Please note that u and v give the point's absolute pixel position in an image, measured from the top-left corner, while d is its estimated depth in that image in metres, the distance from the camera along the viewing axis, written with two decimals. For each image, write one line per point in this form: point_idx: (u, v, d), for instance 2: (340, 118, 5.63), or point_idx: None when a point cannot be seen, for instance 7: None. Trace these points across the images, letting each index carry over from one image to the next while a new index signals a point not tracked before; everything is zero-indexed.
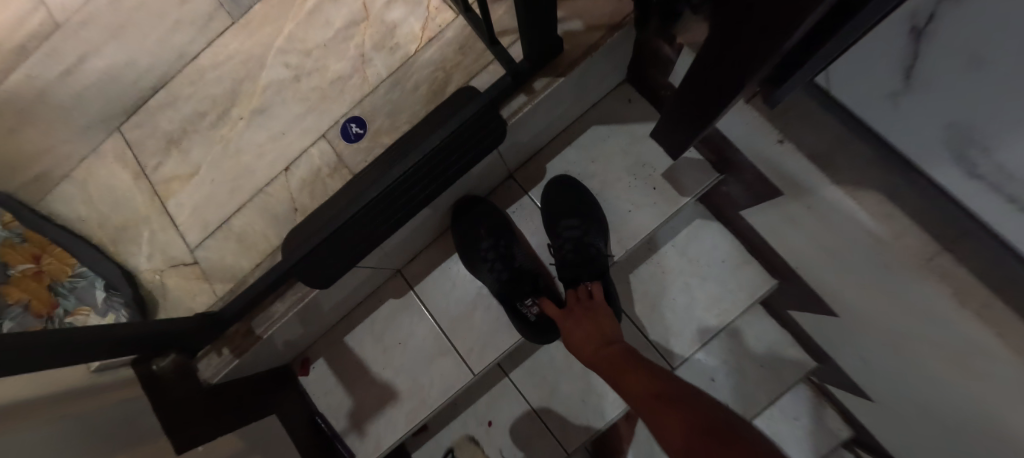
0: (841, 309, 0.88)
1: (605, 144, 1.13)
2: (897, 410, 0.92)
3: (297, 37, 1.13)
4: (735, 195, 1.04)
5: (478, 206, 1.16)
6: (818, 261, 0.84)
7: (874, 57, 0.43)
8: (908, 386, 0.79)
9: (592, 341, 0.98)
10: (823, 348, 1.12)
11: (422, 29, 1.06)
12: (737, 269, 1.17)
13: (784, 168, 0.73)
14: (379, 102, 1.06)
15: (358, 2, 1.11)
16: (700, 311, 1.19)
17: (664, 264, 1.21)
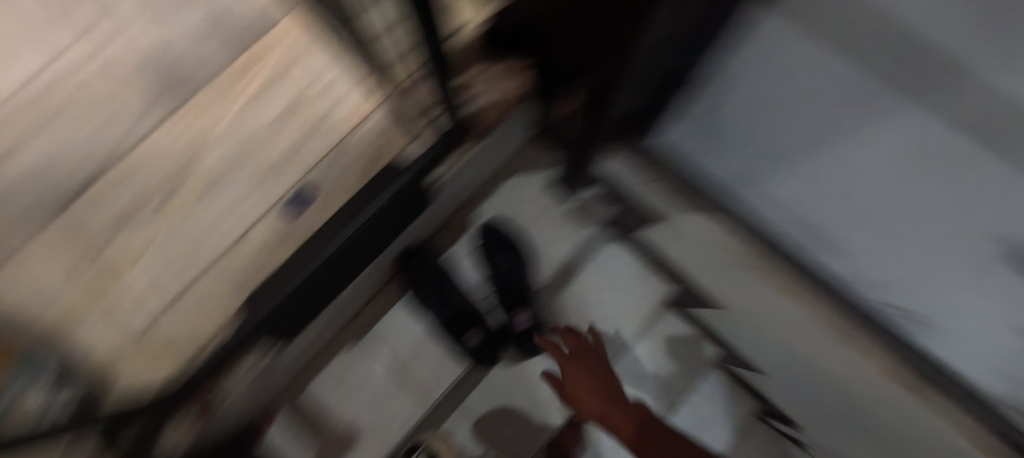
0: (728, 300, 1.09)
1: (520, 194, 1.33)
2: (775, 373, 1.16)
3: (245, 121, 1.08)
4: (627, 220, 1.27)
5: (420, 253, 1.29)
6: (700, 262, 1.03)
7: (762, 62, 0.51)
8: (787, 352, 0.99)
9: (589, 387, 1.11)
10: (722, 335, 1.32)
11: (361, 102, 1.09)
12: (642, 279, 1.39)
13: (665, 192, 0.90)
14: (324, 173, 1.07)
15: (300, 83, 1.09)
16: (617, 320, 1.38)
17: (585, 283, 1.36)
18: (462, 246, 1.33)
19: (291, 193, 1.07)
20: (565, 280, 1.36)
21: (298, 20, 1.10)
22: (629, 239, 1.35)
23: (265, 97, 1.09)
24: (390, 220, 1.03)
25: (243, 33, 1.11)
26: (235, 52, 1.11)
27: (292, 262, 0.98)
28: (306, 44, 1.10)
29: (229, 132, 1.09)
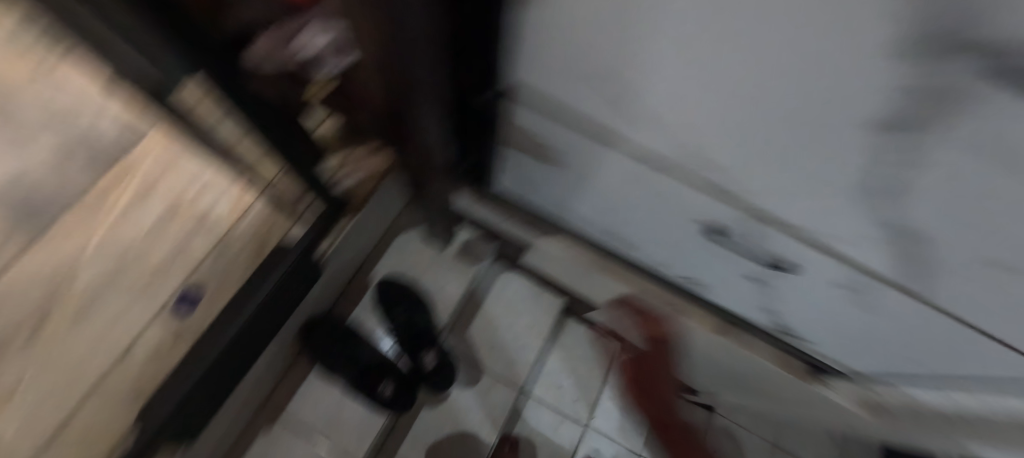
0: (599, 298, 1.29)
1: (410, 247, 1.37)
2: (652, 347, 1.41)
3: (116, 234, 1.04)
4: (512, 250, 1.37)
5: (325, 320, 1.25)
6: (563, 271, 1.23)
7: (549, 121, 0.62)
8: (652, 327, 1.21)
9: (657, 416, 1.52)
10: (617, 332, 1.50)
11: (237, 198, 1.09)
12: (540, 296, 1.48)
13: (515, 228, 1.06)
14: (209, 271, 1.04)
15: (170, 193, 1.08)
16: (525, 339, 1.44)
17: (489, 312, 1.43)
18: (361, 310, 1.29)
19: (173, 298, 1.04)
20: (472, 310, 1.42)
21: (162, 131, 1.10)
22: (521, 265, 1.45)
23: (133, 210, 1.06)
24: (280, 306, 1.02)
25: (100, 150, 1.08)
26: (94, 169, 1.07)
27: (184, 365, 0.95)
28: (173, 154, 1.10)
29: (100, 251, 1.04)
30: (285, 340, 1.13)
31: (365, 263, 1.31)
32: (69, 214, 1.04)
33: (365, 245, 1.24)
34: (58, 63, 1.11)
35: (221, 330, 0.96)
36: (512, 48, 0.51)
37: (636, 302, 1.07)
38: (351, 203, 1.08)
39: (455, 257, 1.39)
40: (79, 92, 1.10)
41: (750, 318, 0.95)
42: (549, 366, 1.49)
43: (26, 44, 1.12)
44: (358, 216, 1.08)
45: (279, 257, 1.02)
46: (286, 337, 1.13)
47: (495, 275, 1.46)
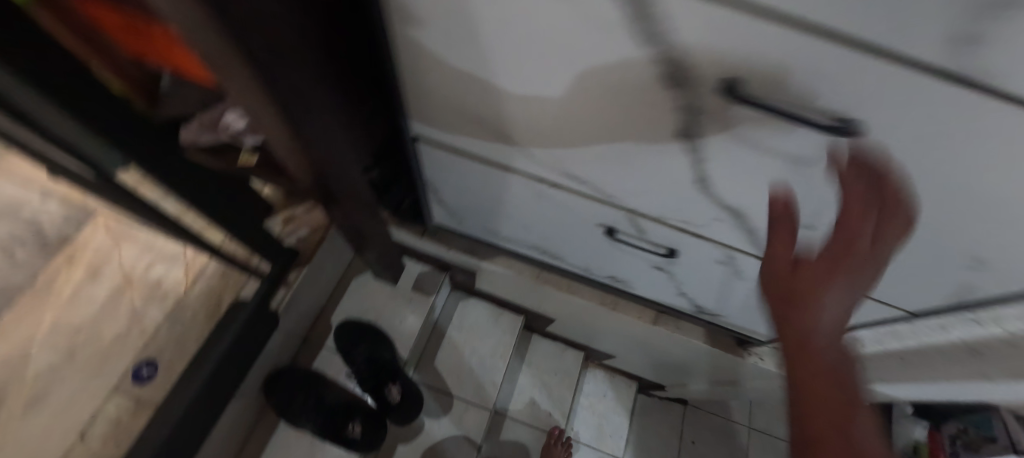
0: (551, 311, 1.39)
1: (368, 285, 1.27)
2: (606, 345, 1.55)
3: (66, 315, 0.96)
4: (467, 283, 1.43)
5: (286, 372, 1.11)
6: (512, 293, 1.35)
7: (464, 132, 0.65)
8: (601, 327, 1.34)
9: None
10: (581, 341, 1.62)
11: (186, 272, 1.01)
12: (500, 319, 1.53)
13: (462, 257, 1.15)
14: (167, 336, 0.94)
15: (118, 272, 1.00)
16: (491, 360, 1.47)
17: (455, 341, 1.48)
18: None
19: (129, 376, 0.91)
20: (437, 341, 1.47)
21: (110, 212, 1.05)
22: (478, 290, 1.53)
23: (87, 290, 0.98)
24: (238, 368, 0.95)
25: (44, 243, 1.02)
26: (40, 262, 1.01)
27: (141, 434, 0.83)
28: (123, 230, 1.04)
29: (52, 337, 0.94)
30: (252, 406, 1.07)
31: (323, 313, 1.23)
32: (15, 310, 0.96)
33: (319, 298, 1.19)
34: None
35: (178, 390, 0.87)
36: (436, 64, 0.53)
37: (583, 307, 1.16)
38: (300, 254, 1.07)
39: (414, 288, 1.28)
40: (25, 180, 1.08)
41: (675, 304, 1.06)
42: (519, 386, 1.63)
43: None
44: (309, 267, 1.06)
45: (234, 313, 0.95)
46: (249, 406, 1.06)
47: (455, 306, 1.53)
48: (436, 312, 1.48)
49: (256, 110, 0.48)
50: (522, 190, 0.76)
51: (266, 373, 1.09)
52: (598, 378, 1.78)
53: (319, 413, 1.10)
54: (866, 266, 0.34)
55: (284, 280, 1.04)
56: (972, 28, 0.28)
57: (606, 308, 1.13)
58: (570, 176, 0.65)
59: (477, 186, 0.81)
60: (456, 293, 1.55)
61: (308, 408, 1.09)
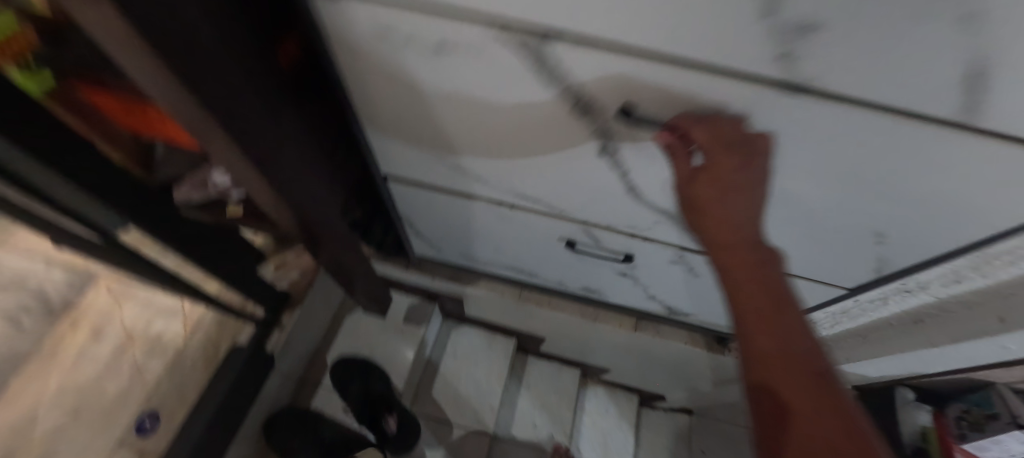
0: (542, 331, 1.41)
1: (360, 323, 1.31)
2: (603, 359, 1.55)
3: (70, 378, 1.00)
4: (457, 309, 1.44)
5: (281, 415, 1.13)
6: (502, 318, 1.38)
7: (427, 165, 0.74)
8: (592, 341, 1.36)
9: None
10: (578, 358, 1.61)
11: (183, 322, 1.06)
12: (492, 343, 1.52)
13: (448, 286, 1.19)
14: (168, 388, 0.98)
15: (119, 331, 1.05)
16: (487, 385, 1.46)
17: (450, 371, 1.46)
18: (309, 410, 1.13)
19: (132, 429, 0.94)
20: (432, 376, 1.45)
21: (109, 276, 1.12)
22: (468, 317, 1.51)
23: (91, 350, 1.03)
24: (237, 410, 0.98)
25: (49, 309, 1.08)
26: (44, 329, 1.06)
27: None
28: (124, 289, 1.10)
29: (59, 398, 0.98)
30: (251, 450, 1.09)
31: (318, 352, 1.27)
32: (23, 376, 1.01)
33: (315, 336, 1.24)
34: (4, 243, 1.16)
35: (179, 436, 0.89)
36: (392, 107, 0.60)
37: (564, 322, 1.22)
38: (292, 296, 1.11)
39: (405, 320, 1.33)
40: (28, 255, 1.16)
41: (648, 310, 1.12)
42: (520, 410, 1.60)
43: None
44: (301, 307, 1.10)
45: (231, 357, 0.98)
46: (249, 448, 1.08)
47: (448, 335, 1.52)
48: (429, 347, 1.46)
49: (237, 165, 0.55)
50: (487, 213, 0.83)
51: (262, 418, 1.11)
52: (600, 394, 1.75)
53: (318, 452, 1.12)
54: (739, 176, 0.48)
55: (278, 322, 1.08)
56: (789, 44, 0.38)
57: (587, 320, 1.18)
58: (525, 195, 0.73)
59: (447, 211, 0.87)
60: (446, 322, 1.53)
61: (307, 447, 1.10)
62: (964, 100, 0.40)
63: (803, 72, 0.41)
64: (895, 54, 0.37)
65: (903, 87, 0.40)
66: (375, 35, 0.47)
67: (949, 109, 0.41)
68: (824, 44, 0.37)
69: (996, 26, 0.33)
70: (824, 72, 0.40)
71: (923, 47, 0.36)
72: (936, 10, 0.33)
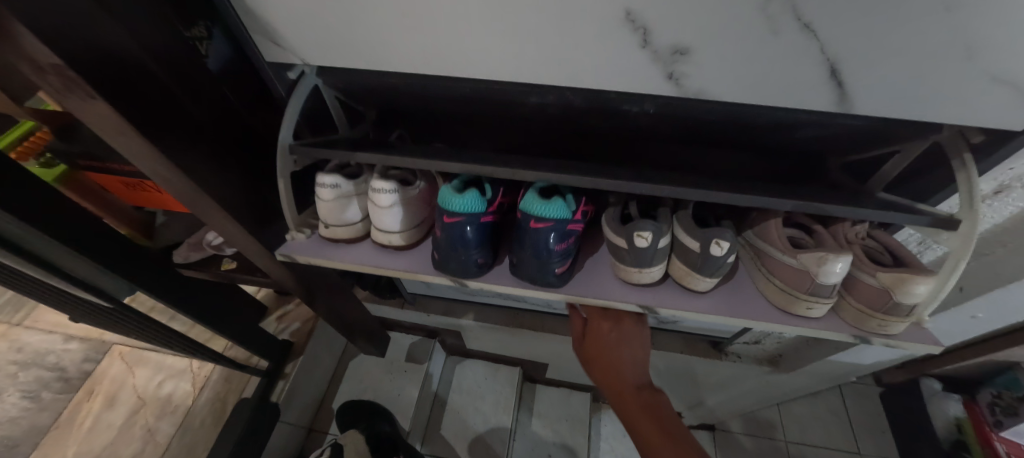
0: (543, 358, 1.35)
1: (362, 367, 1.33)
2: None
3: (84, 445, 1.04)
4: (456, 342, 1.39)
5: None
6: (502, 350, 1.36)
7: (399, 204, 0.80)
8: None
9: None
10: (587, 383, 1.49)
11: (192, 381, 1.11)
12: (497, 373, 1.44)
13: (442, 318, 1.22)
14: (178, 447, 1.01)
15: (133, 394, 1.10)
16: (495, 417, 1.36)
17: (457, 407, 1.38)
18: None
19: None
20: (440, 413, 1.38)
21: (124, 343, 1.19)
22: (470, 349, 1.46)
23: (105, 417, 1.08)
24: None
25: (66, 381, 1.13)
26: (62, 401, 1.11)
27: None
28: (137, 356, 1.17)
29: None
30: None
31: (325, 399, 1.30)
32: (41, 448, 1.04)
33: (319, 383, 1.27)
34: (27, 325, 1.25)
35: None
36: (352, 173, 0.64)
37: (560, 346, 1.20)
38: (294, 346, 1.16)
39: (407, 359, 1.33)
40: (51, 330, 1.24)
41: None
42: (534, 439, 1.42)
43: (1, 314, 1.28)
44: (303, 355, 1.14)
45: (236, 411, 1.02)
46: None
47: (452, 370, 1.46)
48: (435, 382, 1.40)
49: (231, 232, 0.60)
50: None
51: None
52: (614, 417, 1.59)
53: None
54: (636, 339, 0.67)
55: (282, 372, 1.12)
56: (671, 65, 0.45)
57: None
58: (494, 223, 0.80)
59: None
60: (451, 356, 1.48)
61: None
62: (834, 96, 0.45)
63: (691, 87, 0.47)
64: (760, 63, 0.44)
65: (780, 92, 0.46)
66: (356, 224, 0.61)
67: (827, 105, 0.46)
68: (699, 63, 0.44)
69: (826, 28, 0.39)
70: (709, 85, 0.47)
71: (780, 56, 0.43)
72: (773, 24, 0.40)
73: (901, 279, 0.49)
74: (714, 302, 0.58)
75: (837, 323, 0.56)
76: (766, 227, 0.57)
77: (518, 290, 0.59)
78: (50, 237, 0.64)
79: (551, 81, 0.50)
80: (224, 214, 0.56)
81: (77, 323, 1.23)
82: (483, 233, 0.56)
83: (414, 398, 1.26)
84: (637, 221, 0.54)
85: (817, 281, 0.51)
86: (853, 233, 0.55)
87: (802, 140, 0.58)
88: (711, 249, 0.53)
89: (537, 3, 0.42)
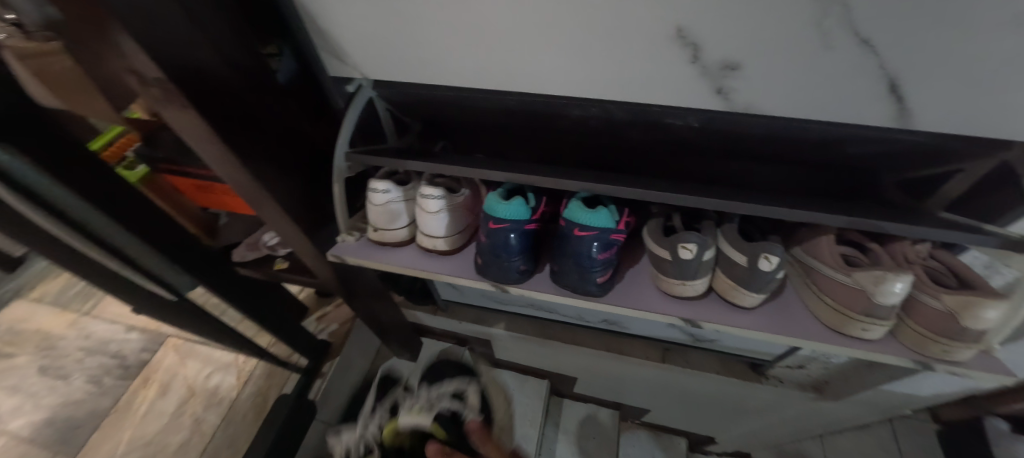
0: (572, 372, 1.32)
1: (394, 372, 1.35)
2: (652, 404, 1.34)
3: (137, 431, 1.10)
4: (486, 351, 1.38)
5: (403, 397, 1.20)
6: (531, 361, 1.35)
7: None
8: (625, 384, 1.26)
9: None
10: (617, 402, 1.43)
11: (237, 375, 1.17)
12: (524, 383, 1.38)
13: (474, 327, 1.23)
14: (221, 438, 1.06)
15: (183, 385, 1.17)
16: (522, 429, 1.28)
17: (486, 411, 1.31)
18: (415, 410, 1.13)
19: None
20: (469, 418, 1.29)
21: (177, 336, 1.26)
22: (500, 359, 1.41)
23: (157, 406, 1.14)
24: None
25: (125, 369, 1.21)
26: (120, 387, 1.18)
27: None
28: (189, 349, 1.24)
29: (130, 450, 1.07)
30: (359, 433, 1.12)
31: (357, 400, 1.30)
32: (100, 431, 1.11)
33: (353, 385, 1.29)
34: (94, 314, 1.35)
35: None
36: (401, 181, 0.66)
37: (592, 360, 1.18)
38: (333, 346, 1.20)
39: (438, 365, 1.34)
40: (113, 320, 1.33)
41: (672, 338, 1.10)
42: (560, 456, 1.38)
43: (74, 303, 1.38)
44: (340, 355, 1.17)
45: (276, 407, 1.05)
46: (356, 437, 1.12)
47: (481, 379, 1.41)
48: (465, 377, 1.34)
49: (288, 233, 0.63)
50: None
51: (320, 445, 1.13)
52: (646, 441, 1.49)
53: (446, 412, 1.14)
54: None
55: (321, 371, 1.16)
56: (720, 80, 0.45)
57: (612, 354, 1.12)
58: None
59: None
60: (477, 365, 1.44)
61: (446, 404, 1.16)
62: (891, 111, 0.44)
63: (739, 101, 0.47)
64: (813, 79, 0.43)
65: (832, 107, 0.45)
66: (403, 228, 0.63)
67: (884, 121, 0.45)
68: (749, 78, 0.45)
69: (884, 44, 0.39)
70: (759, 100, 0.46)
71: (834, 71, 0.42)
72: (828, 39, 0.40)
73: (967, 301, 0.47)
74: (762, 318, 0.57)
75: (893, 345, 0.54)
76: (817, 244, 0.56)
77: (557, 299, 0.59)
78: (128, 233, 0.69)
79: (598, 94, 0.51)
80: (283, 216, 0.60)
81: (137, 314, 1.32)
82: (526, 241, 0.57)
83: None
84: (680, 233, 0.54)
85: (873, 300, 0.50)
86: (913, 252, 0.52)
87: (857, 156, 0.55)
88: (759, 264, 0.52)
89: (590, 20, 0.44)
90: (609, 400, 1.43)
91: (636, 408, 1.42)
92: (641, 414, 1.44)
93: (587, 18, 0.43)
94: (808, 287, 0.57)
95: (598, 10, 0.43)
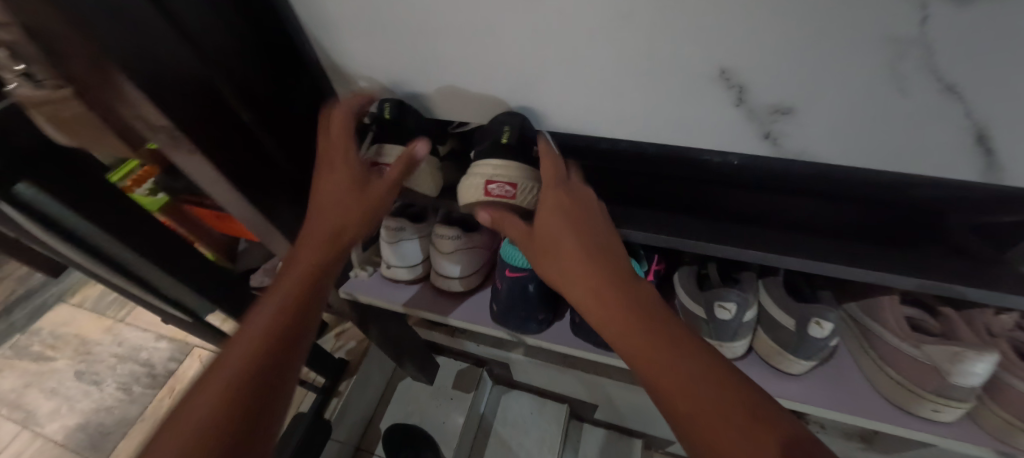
0: (593, 400, 1.24)
1: (411, 390, 1.29)
2: None
3: None
4: (505, 372, 1.32)
5: (404, 430, 1.20)
6: (550, 386, 1.28)
7: None
8: (650, 416, 1.17)
9: None
10: (643, 433, 1.32)
11: None
12: (543, 408, 1.31)
13: (494, 349, 1.17)
14: None
15: None
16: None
17: (501, 438, 1.29)
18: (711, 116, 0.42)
19: None
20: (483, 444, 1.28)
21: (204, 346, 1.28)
22: (520, 380, 1.36)
23: None
24: None
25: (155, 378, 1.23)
26: (149, 396, 1.09)
27: None
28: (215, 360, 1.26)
29: None
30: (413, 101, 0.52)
31: (374, 417, 1.27)
32: None
33: (372, 404, 1.27)
34: None
35: None
36: (420, 213, 0.63)
37: (615, 392, 1.10)
38: (350, 366, 1.20)
39: (454, 385, 1.27)
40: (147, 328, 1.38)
41: None
42: None
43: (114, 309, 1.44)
44: (355, 375, 1.16)
45: (291, 425, 1.04)
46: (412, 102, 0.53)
47: (497, 400, 1.36)
48: (482, 405, 1.32)
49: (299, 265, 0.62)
50: None
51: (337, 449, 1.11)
52: None
53: (436, 444, 1.16)
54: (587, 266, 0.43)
55: (337, 390, 1.15)
56: (768, 125, 0.40)
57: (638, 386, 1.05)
58: None
59: None
60: (497, 386, 1.39)
61: (438, 446, 1.16)
62: (974, 166, 0.37)
63: (791, 148, 0.41)
64: (877, 129, 0.37)
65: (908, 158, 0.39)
66: (417, 265, 0.61)
67: (969, 175, 0.38)
68: (804, 124, 0.39)
69: (975, 93, 0.32)
70: (814, 147, 0.40)
71: (905, 121, 0.36)
72: (903, 84, 0.34)
73: None
74: (809, 387, 0.50)
75: (969, 426, 0.46)
76: (877, 304, 0.49)
77: (577, 351, 0.55)
78: (160, 265, 0.66)
79: (631, 133, 0.47)
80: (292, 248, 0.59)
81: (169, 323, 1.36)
82: (546, 289, 0.53)
83: (459, 427, 1.19)
84: (718, 289, 0.49)
85: (948, 380, 0.42)
86: (998, 324, 0.44)
87: (919, 201, 0.44)
88: (809, 330, 0.46)
89: (621, 57, 0.39)
90: (633, 427, 1.30)
91: (662, 437, 1.28)
92: (666, 444, 1.31)
93: (617, 55, 0.39)
94: (867, 357, 0.50)
95: (630, 47, 0.38)
